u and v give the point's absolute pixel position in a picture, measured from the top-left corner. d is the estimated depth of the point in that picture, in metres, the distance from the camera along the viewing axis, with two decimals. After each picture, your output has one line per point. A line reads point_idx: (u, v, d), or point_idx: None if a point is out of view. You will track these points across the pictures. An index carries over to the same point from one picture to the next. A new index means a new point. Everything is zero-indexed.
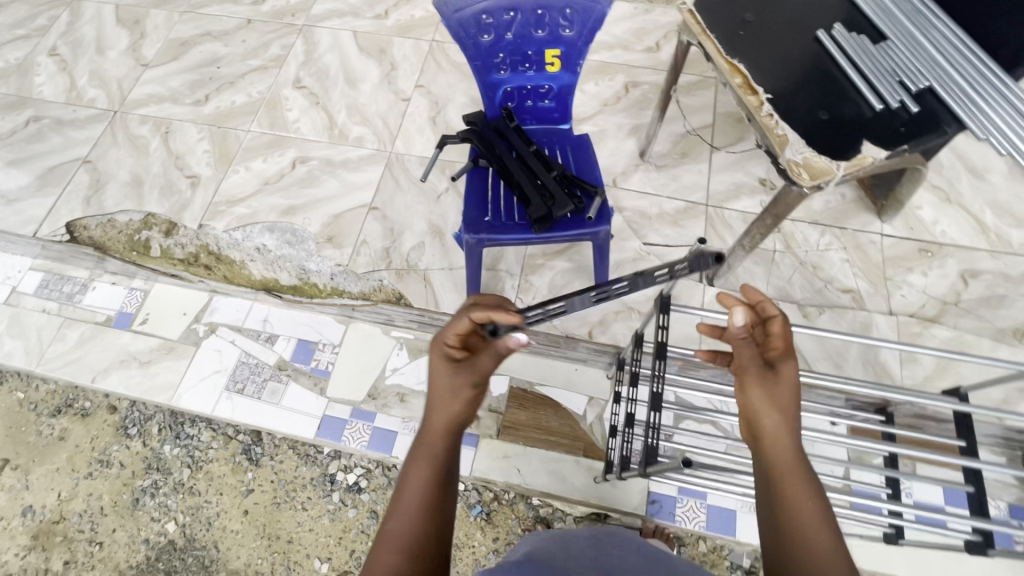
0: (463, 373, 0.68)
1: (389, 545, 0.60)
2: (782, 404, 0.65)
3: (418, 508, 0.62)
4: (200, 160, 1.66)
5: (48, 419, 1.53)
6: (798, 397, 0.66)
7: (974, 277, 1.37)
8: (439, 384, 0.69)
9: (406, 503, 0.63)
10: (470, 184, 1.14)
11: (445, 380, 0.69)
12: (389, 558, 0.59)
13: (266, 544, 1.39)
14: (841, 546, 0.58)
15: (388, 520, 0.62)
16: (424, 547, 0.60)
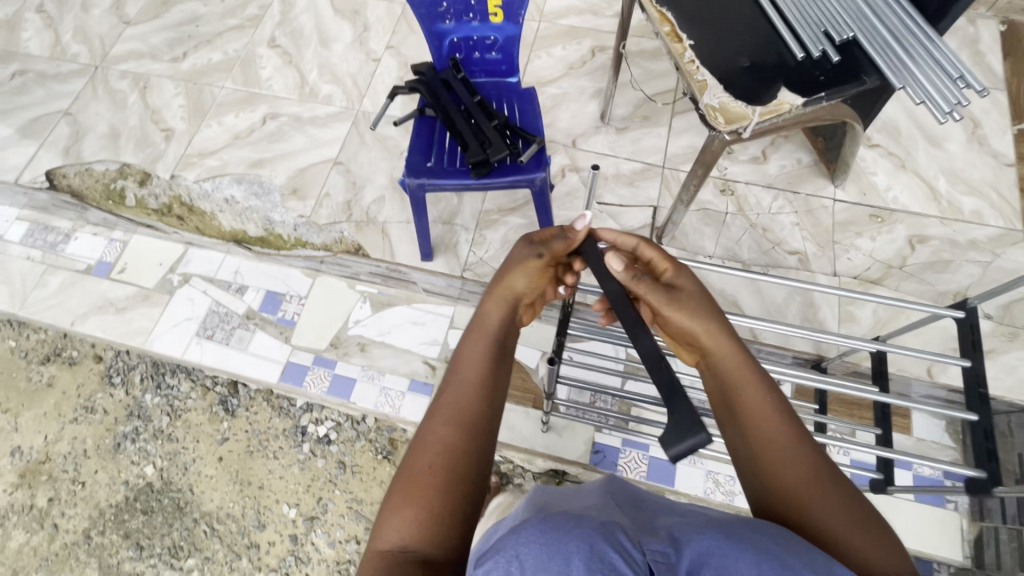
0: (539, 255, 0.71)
1: (442, 420, 0.61)
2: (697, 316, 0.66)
3: (472, 386, 0.64)
4: (176, 114, 1.71)
5: (37, 366, 1.61)
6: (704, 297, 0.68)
7: (922, 242, 1.39)
8: (513, 265, 0.72)
9: (458, 380, 0.64)
10: (417, 131, 1.17)
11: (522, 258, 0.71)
12: (443, 433, 0.60)
13: (239, 489, 1.47)
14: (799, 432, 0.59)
15: (439, 396, 0.64)
16: (474, 423, 0.61)
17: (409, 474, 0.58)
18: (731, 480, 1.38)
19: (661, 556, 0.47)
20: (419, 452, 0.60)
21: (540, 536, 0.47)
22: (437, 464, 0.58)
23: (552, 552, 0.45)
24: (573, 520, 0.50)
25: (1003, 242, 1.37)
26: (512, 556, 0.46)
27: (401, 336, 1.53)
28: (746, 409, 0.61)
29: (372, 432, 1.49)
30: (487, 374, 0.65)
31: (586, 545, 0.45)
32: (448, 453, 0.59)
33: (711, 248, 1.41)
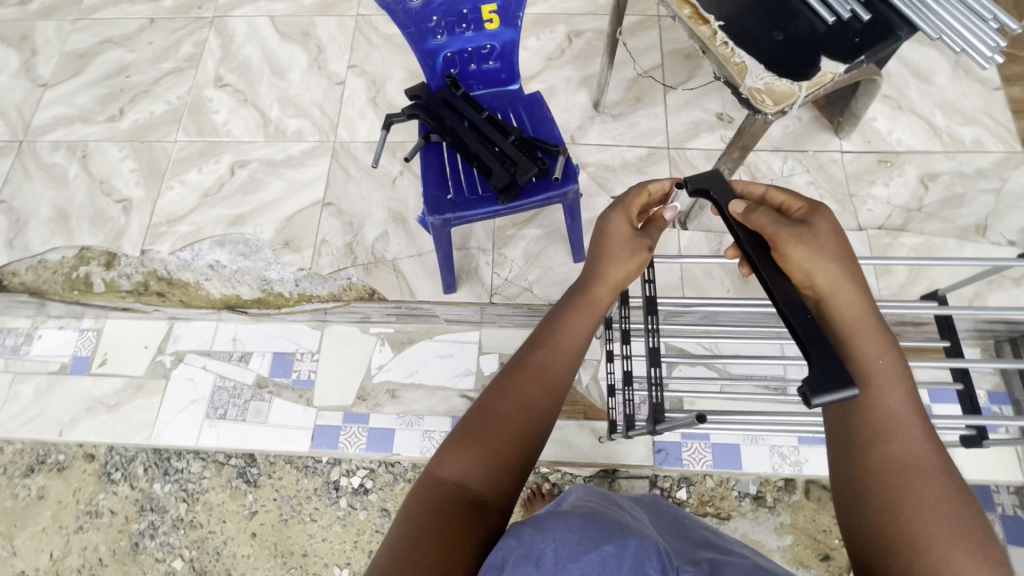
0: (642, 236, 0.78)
1: (533, 381, 0.67)
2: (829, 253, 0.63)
3: (565, 357, 0.70)
4: (129, 181, 1.52)
5: (22, 480, 1.47)
6: (839, 243, 0.64)
7: (933, 180, 1.40)
8: (613, 228, 0.77)
9: (555, 346, 0.70)
10: (427, 162, 1.07)
11: (621, 225, 0.77)
12: (531, 393, 0.67)
13: (282, 562, 1.38)
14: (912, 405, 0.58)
15: (534, 355, 0.70)
16: (559, 399, 0.68)
17: (489, 425, 0.64)
18: (795, 451, 1.39)
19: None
20: (507, 403, 0.66)
21: (582, 528, 0.52)
22: (517, 430, 0.64)
23: (592, 552, 0.49)
24: (618, 531, 0.53)
25: (1008, 166, 1.39)
26: (552, 537, 0.51)
27: (430, 374, 1.46)
28: (867, 359, 0.60)
29: (408, 471, 1.41)
30: (574, 355, 0.71)
31: (626, 552, 0.50)
32: (531, 421, 0.65)
33: None
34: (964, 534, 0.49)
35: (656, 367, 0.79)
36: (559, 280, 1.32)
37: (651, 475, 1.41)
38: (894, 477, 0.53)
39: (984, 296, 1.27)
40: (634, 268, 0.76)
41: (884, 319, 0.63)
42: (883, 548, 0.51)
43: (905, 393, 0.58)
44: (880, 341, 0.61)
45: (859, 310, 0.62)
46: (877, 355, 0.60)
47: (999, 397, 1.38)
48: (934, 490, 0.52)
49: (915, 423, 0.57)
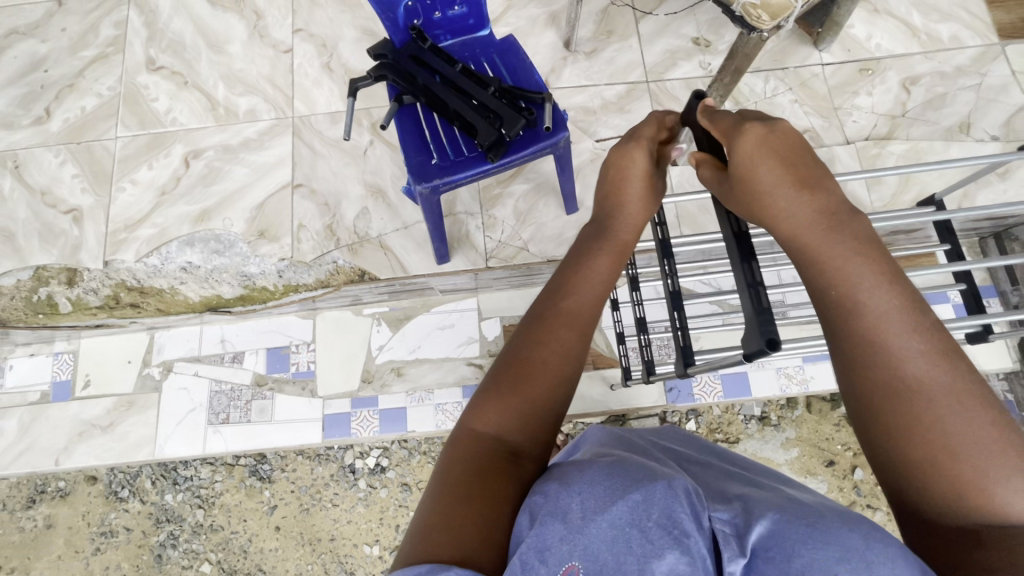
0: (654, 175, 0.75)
1: (566, 328, 0.64)
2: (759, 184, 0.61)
3: (596, 301, 0.66)
4: (72, 188, 1.38)
5: (25, 512, 1.42)
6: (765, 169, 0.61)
7: (914, 83, 1.38)
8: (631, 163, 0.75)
9: (583, 288, 0.66)
10: (403, 127, 0.99)
11: (641, 165, 0.74)
12: (564, 340, 0.63)
13: (311, 549, 1.38)
14: (897, 310, 0.50)
15: (564, 301, 0.65)
16: (589, 345, 0.65)
17: (518, 374, 0.61)
18: (801, 369, 1.43)
19: (726, 527, 0.49)
20: (538, 352, 0.62)
21: (608, 479, 0.51)
22: (548, 384, 0.61)
23: (616, 501, 0.48)
24: (643, 475, 0.52)
25: (986, 59, 1.38)
26: (577, 491, 0.50)
27: (433, 347, 1.44)
28: (837, 275, 0.53)
29: (423, 444, 1.41)
30: (602, 299, 0.67)
31: (655, 499, 0.48)
32: (563, 370, 0.62)
33: None
34: (981, 449, 0.45)
35: (678, 313, 0.76)
36: (554, 234, 1.28)
37: (661, 410, 1.43)
38: (896, 407, 0.48)
39: (972, 195, 1.28)
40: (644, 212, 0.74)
41: (846, 221, 0.56)
42: (901, 476, 0.47)
43: (893, 303, 0.50)
44: (849, 250, 0.54)
45: (807, 223, 0.57)
46: (847, 268, 0.53)
47: (989, 291, 1.42)
48: (940, 409, 0.46)
49: (910, 336, 0.49)
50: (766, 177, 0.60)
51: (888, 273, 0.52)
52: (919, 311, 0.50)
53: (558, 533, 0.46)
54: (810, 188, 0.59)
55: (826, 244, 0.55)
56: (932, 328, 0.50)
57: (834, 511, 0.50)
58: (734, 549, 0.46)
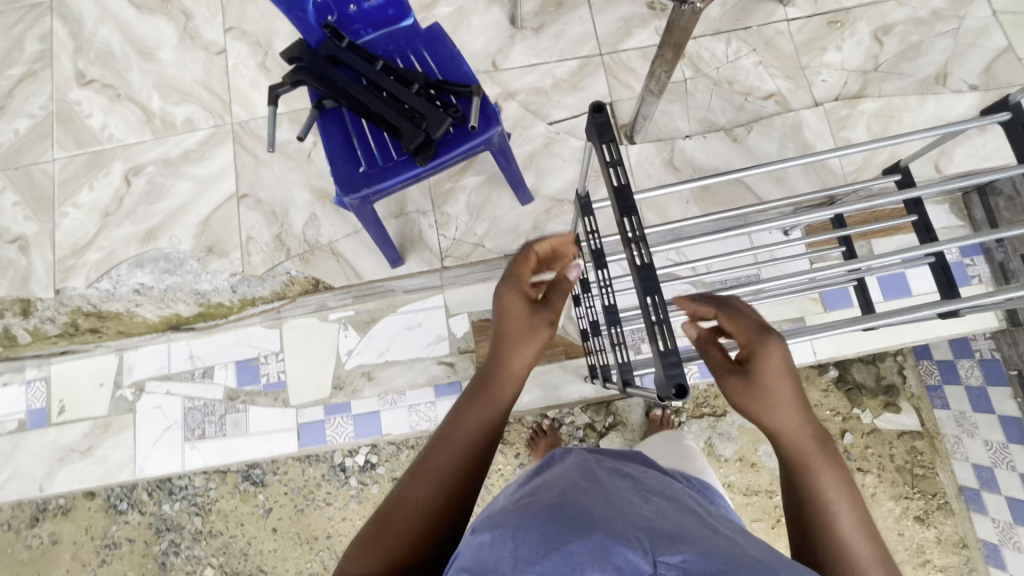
0: (541, 312, 0.69)
1: (433, 483, 0.59)
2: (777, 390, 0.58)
3: (468, 453, 0.62)
4: (15, 216, 1.34)
5: (30, 530, 1.45)
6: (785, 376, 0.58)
7: (887, 33, 1.29)
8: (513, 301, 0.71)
9: (449, 442, 0.62)
10: (328, 134, 0.93)
11: (523, 304, 0.68)
12: (435, 496, 0.59)
13: (308, 548, 1.41)
14: (856, 516, 0.58)
15: (436, 453, 0.62)
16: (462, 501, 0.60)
17: (391, 528, 0.56)
18: None
19: (672, 571, 0.42)
20: (410, 506, 0.58)
21: (544, 527, 0.48)
22: (419, 543, 0.56)
23: (549, 551, 0.45)
24: (583, 523, 0.48)
25: (965, 1, 1.28)
26: (513, 539, 0.47)
27: (402, 348, 1.41)
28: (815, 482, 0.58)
29: (411, 441, 1.42)
30: (473, 452, 0.63)
31: (588, 551, 0.44)
32: (435, 526, 0.58)
33: (686, 126, 1.27)
34: None
35: (616, 325, 0.76)
36: (510, 227, 1.23)
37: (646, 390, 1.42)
38: None
39: (950, 151, 1.21)
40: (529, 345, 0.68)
41: (824, 431, 0.60)
42: None
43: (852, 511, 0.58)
44: (829, 464, 0.59)
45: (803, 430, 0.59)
46: (827, 480, 0.58)
47: (970, 249, 1.36)
48: None
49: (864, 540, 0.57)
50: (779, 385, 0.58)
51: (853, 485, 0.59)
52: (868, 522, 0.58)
53: None
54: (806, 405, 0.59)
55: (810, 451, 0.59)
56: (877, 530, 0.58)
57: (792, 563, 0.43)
58: None
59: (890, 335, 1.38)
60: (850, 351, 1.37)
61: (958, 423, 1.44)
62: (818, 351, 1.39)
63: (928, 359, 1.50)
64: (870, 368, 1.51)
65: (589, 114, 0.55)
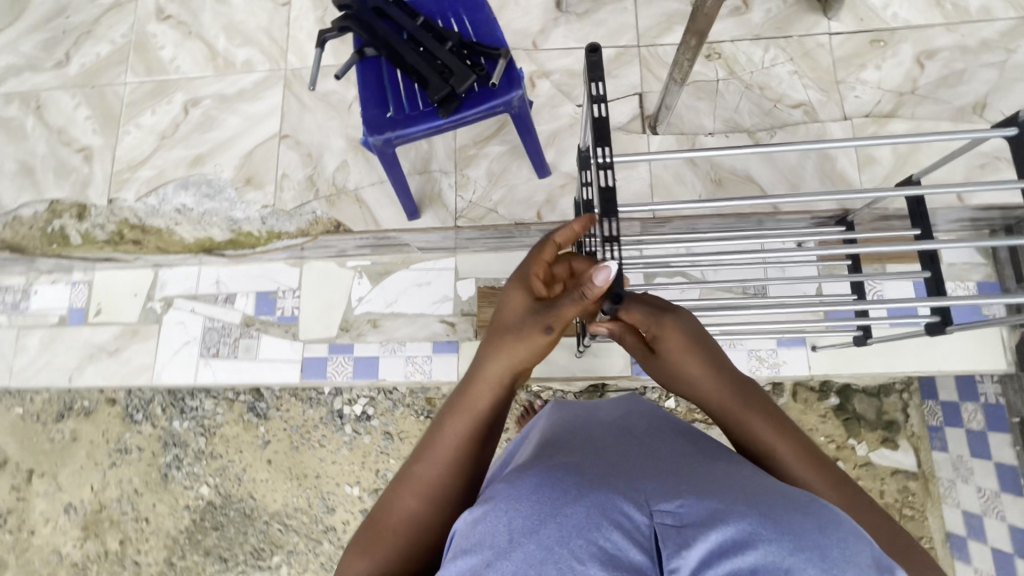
0: (540, 314, 0.64)
1: (414, 495, 0.60)
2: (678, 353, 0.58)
3: (449, 467, 0.61)
4: (85, 129, 1.49)
5: (55, 425, 1.56)
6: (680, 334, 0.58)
7: (930, 58, 1.28)
8: (512, 305, 0.67)
9: (440, 453, 0.62)
10: (363, 78, 1.01)
11: (517, 306, 0.66)
12: (414, 509, 0.59)
13: (297, 483, 1.47)
14: (802, 452, 0.53)
15: (419, 464, 0.62)
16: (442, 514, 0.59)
17: (374, 538, 0.58)
18: (773, 353, 1.40)
19: (668, 520, 0.42)
20: (392, 518, 0.59)
21: (534, 494, 0.45)
22: (401, 551, 0.57)
23: (541, 518, 0.42)
24: (574, 481, 0.46)
25: (1016, 34, 1.26)
26: (502, 510, 0.45)
27: (409, 302, 1.49)
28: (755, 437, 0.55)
29: (407, 397, 1.47)
30: (467, 458, 0.62)
31: (585, 513, 0.42)
32: (415, 538, 0.58)
33: (710, 124, 1.30)
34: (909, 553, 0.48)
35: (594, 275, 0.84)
36: (524, 197, 1.28)
37: (639, 386, 1.44)
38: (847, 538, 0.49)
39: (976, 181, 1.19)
40: (529, 351, 0.65)
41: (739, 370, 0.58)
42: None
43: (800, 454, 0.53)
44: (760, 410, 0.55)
45: (718, 384, 0.57)
46: (759, 423, 0.54)
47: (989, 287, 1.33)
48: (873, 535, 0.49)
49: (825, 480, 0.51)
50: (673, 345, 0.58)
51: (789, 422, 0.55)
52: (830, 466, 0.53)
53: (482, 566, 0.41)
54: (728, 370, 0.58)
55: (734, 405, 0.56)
56: (828, 456, 0.54)
57: (789, 503, 0.43)
58: (677, 548, 0.40)
59: (887, 361, 1.37)
60: (848, 371, 1.37)
61: (954, 467, 1.35)
62: (813, 366, 1.39)
63: (933, 399, 1.40)
64: (873, 401, 1.41)
65: (584, 55, 0.63)
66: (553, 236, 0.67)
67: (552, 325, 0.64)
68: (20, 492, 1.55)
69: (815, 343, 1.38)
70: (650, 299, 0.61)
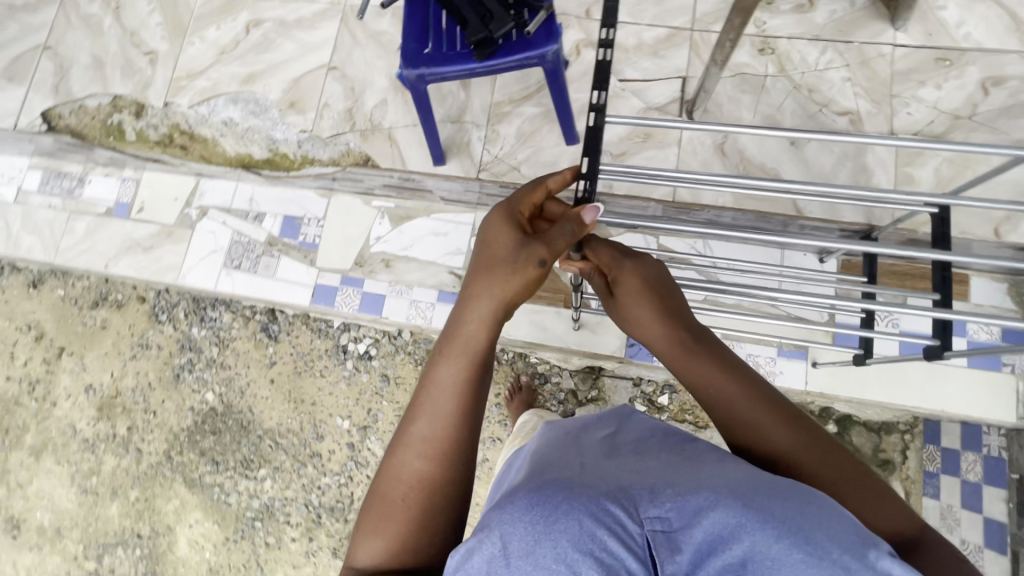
0: (530, 247, 0.65)
1: (414, 455, 0.59)
2: (639, 301, 0.67)
3: (443, 413, 0.60)
4: (155, 34, 1.58)
5: (89, 311, 1.69)
6: (638, 280, 0.68)
7: (997, 84, 1.21)
8: (496, 244, 0.67)
9: (436, 409, 0.61)
10: (410, 13, 1.04)
11: (505, 239, 0.67)
12: (417, 466, 0.59)
13: (295, 407, 1.55)
14: (744, 387, 0.60)
15: (414, 423, 0.61)
16: (442, 461, 0.59)
17: (382, 507, 0.58)
18: (772, 361, 1.36)
19: (659, 525, 0.45)
20: (397, 483, 0.59)
21: (527, 513, 0.45)
22: (412, 509, 0.57)
23: (540, 532, 0.44)
24: (561, 492, 0.47)
25: None
26: (501, 530, 0.45)
27: (424, 250, 1.52)
28: (704, 384, 0.62)
29: (409, 344, 1.53)
30: (464, 405, 0.61)
31: (579, 525, 0.43)
32: (422, 497, 0.58)
33: (749, 119, 1.27)
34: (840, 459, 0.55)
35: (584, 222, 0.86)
36: (549, 161, 1.30)
37: (635, 377, 1.45)
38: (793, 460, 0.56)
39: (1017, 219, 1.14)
40: (522, 284, 0.65)
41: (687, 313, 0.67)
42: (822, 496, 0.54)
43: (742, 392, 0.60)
44: (706, 355, 0.63)
45: (669, 331, 0.65)
46: (707, 369, 0.62)
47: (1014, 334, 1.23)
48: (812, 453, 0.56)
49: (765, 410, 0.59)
50: (632, 293, 0.67)
51: (732, 360, 0.63)
52: (771, 395, 0.60)
53: None
54: (681, 316, 0.66)
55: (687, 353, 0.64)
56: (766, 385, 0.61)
57: (773, 493, 0.46)
58: (672, 552, 0.43)
59: (889, 390, 1.31)
60: (854, 397, 1.32)
61: (942, 516, 1.28)
62: (810, 382, 1.35)
63: (935, 444, 1.31)
64: (871, 437, 1.34)
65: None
66: (541, 182, 0.73)
67: (544, 256, 0.65)
68: (49, 365, 1.69)
69: (817, 360, 1.34)
70: (615, 250, 0.71)
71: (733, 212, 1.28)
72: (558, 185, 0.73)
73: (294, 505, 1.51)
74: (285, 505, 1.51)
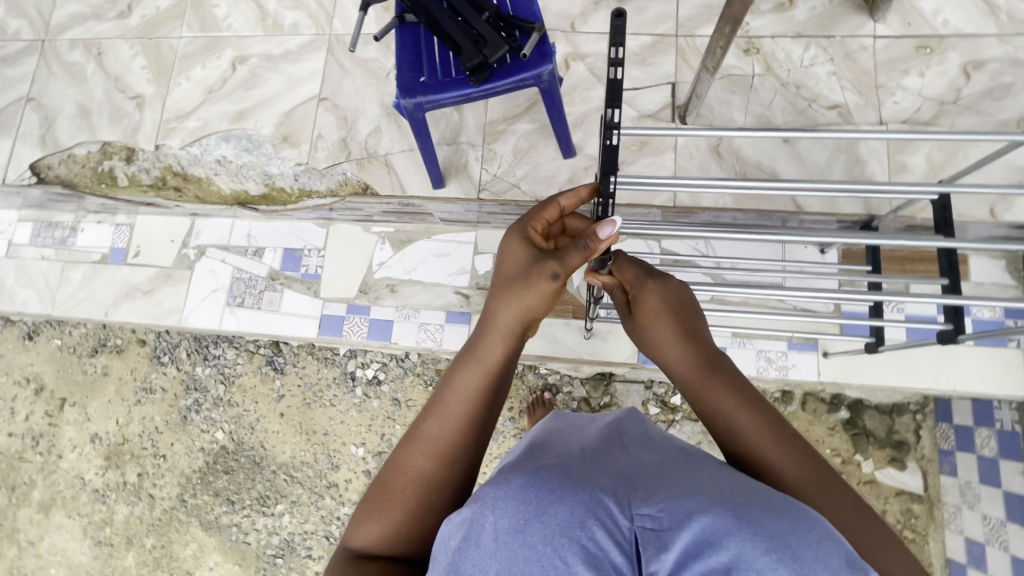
0: (544, 263, 0.66)
1: (424, 454, 0.59)
2: (654, 321, 0.68)
3: (459, 420, 0.60)
4: (140, 77, 1.58)
5: (89, 358, 1.66)
6: (657, 299, 0.69)
7: (978, 68, 1.24)
8: (512, 259, 0.68)
9: (447, 411, 0.60)
10: (402, 43, 1.04)
11: (521, 253, 0.68)
12: (426, 466, 0.58)
13: (306, 438, 1.53)
14: (759, 415, 0.59)
15: (428, 422, 0.60)
16: (453, 467, 0.59)
17: (385, 496, 0.57)
18: (783, 355, 1.38)
19: (648, 523, 0.44)
20: (403, 477, 0.58)
21: (522, 493, 0.46)
22: (415, 505, 0.57)
23: (529, 517, 0.44)
24: (558, 480, 0.47)
25: None
26: (492, 507, 0.46)
27: (427, 271, 1.52)
28: (718, 405, 0.62)
29: (418, 366, 1.52)
30: (478, 413, 0.61)
31: (571, 510, 0.44)
32: (429, 496, 0.58)
33: (741, 119, 1.29)
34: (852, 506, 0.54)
35: None
36: (546, 176, 1.30)
37: (647, 380, 1.46)
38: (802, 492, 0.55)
39: (1010, 198, 1.17)
40: (537, 297, 0.65)
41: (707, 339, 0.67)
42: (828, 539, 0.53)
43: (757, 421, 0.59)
44: (723, 379, 0.63)
45: (685, 354, 0.65)
46: (720, 392, 0.62)
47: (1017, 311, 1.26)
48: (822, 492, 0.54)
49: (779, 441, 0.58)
50: (650, 314, 0.68)
51: (750, 388, 0.62)
52: (785, 428, 0.59)
53: (473, 560, 0.43)
54: (698, 340, 0.67)
55: (704, 374, 0.64)
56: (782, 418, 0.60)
57: (770, 505, 0.46)
58: (656, 550, 0.42)
59: (901, 374, 1.33)
60: (868, 383, 1.34)
61: (961, 492, 1.29)
62: (821, 371, 1.36)
63: (947, 422, 1.35)
64: (883, 419, 1.38)
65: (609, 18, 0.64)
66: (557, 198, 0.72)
67: (559, 271, 0.65)
68: (52, 418, 1.66)
69: (828, 350, 1.36)
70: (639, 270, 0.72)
71: (733, 212, 1.30)
72: (572, 201, 0.72)
73: (315, 538, 1.49)
74: (306, 539, 1.49)
